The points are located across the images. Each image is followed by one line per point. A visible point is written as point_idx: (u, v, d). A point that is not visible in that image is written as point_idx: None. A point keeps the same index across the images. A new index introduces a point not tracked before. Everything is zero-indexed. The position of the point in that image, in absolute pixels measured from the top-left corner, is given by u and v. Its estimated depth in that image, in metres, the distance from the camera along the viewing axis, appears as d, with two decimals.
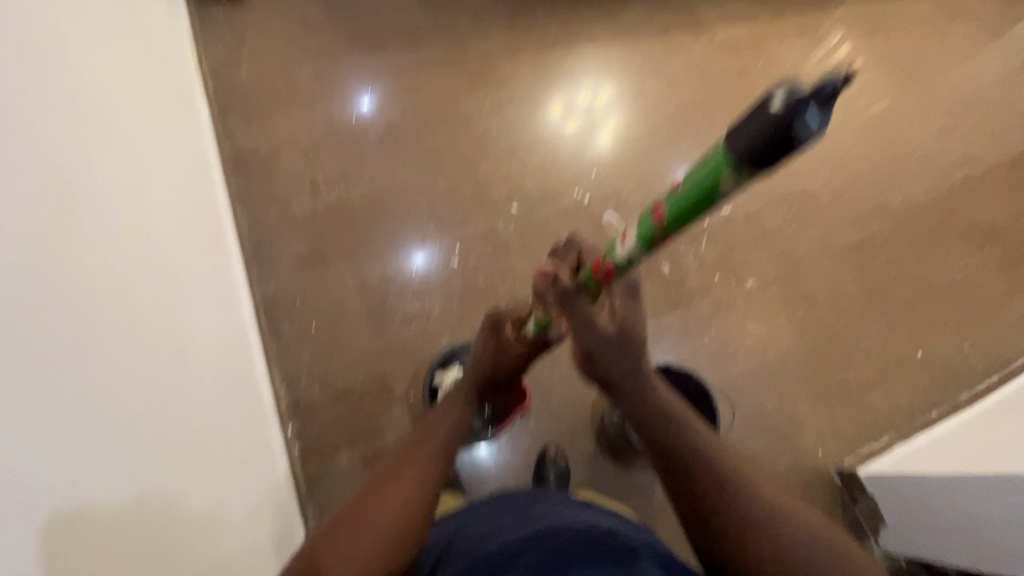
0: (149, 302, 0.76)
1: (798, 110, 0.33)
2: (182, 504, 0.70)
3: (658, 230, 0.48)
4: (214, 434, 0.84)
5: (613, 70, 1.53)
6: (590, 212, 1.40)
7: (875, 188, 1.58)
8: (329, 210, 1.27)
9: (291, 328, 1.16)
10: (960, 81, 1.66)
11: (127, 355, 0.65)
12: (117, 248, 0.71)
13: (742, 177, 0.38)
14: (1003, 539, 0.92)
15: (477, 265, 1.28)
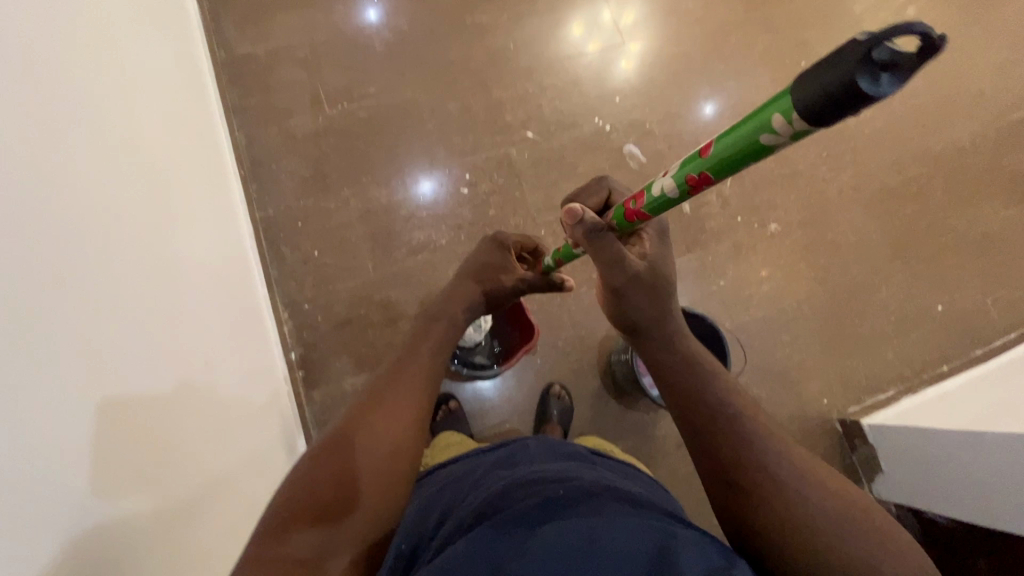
0: (138, 213, 0.69)
1: (862, 63, 0.28)
2: (183, 427, 0.68)
3: (695, 173, 0.45)
4: (215, 355, 0.81)
5: None
6: (610, 142, 1.31)
7: (916, 132, 1.47)
8: (332, 128, 1.18)
9: (293, 251, 1.11)
10: (1011, 19, 1.55)
11: (116, 268, 0.60)
12: (100, 150, 0.64)
13: (789, 125, 0.34)
14: (1003, 496, 0.93)
15: (488, 195, 1.22)
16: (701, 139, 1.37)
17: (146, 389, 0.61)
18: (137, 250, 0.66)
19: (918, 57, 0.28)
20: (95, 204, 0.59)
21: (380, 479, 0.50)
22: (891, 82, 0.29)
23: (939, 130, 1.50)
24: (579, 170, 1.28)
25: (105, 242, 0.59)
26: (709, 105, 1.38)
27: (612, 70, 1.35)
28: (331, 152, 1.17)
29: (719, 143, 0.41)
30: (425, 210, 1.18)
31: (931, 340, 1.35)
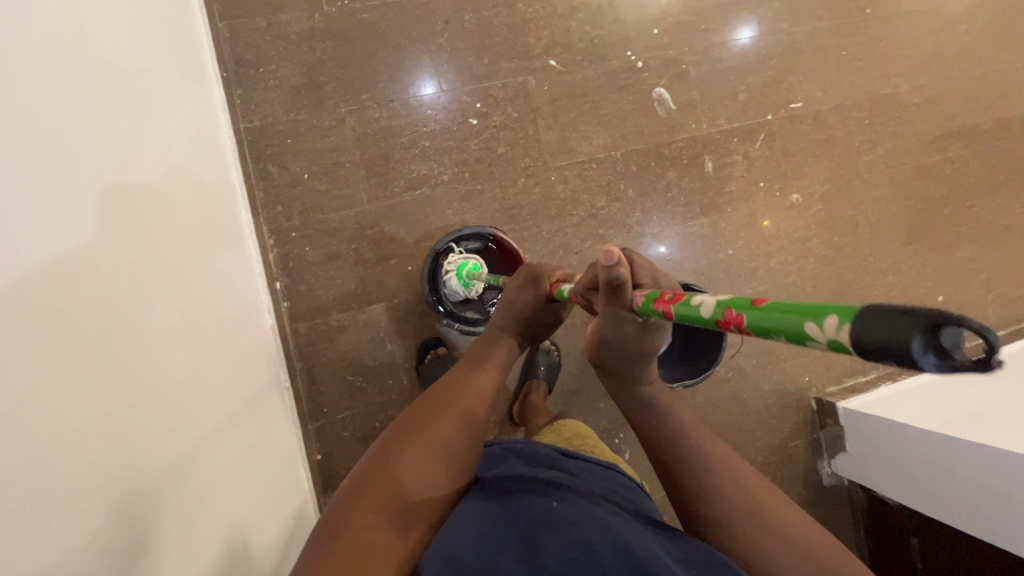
0: (96, 123, 0.62)
1: (941, 321, 0.24)
2: (162, 364, 0.66)
3: (730, 310, 0.39)
4: (191, 287, 0.76)
5: None
6: (641, 80, 1.18)
7: (960, 110, 1.39)
8: (329, 28, 1.03)
9: (280, 171, 1.02)
10: None
11: (53, 190, 0.53)
12: (30, 38, 0.53)
13: (837, 335, 0.30)
14: (975, 505, 0.97)
15: (498, 127, 1.10)
16: (738, 90, 1.24)
17: (106, 330, 0.56)
18: (85, 171, 0.58)
19: (974, 362, 0.24)
20: (25, 111, 0.50)
21: (436, 465, 0.57)
22: (933, 364, 0.24)
23: (986, 110, 1.40)
24: (601, 111, 1.16)
25: (39, 159, 0.51)
26: (745, 31, 1.24)
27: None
28: (326, 59, 1.03)
29: (770, 302, 0.36)
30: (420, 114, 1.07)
31: None
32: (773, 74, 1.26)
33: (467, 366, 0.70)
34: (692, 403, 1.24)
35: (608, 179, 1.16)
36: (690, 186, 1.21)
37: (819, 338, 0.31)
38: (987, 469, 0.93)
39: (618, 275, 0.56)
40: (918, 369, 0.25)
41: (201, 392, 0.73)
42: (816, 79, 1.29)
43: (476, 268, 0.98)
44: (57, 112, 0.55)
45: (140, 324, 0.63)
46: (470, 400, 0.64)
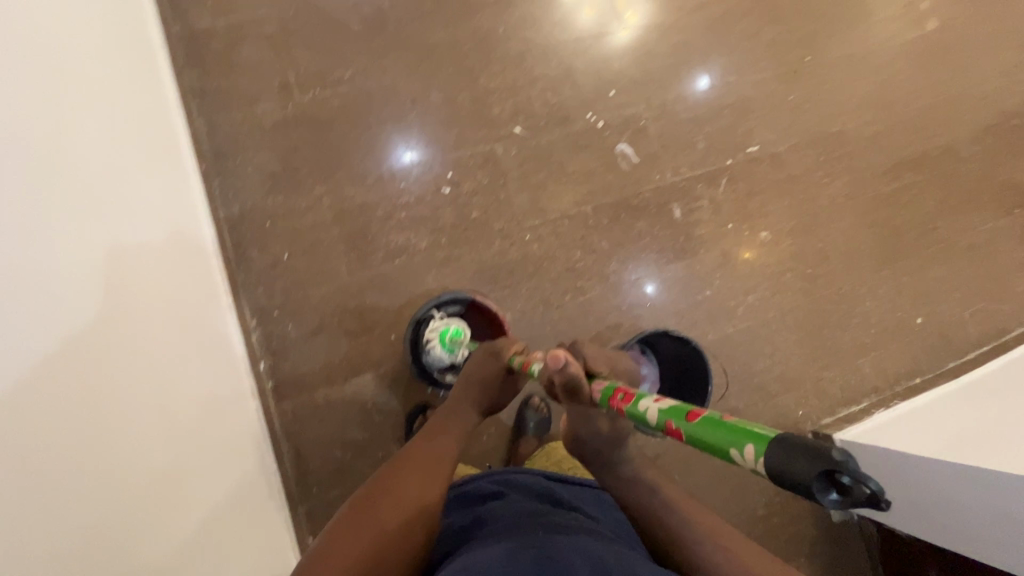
0: (76, 226, 0.64)
1: (832, 471, 0.32)
2: (144, 457, 0.66)
3: (677, 424, 0.47)
4: (175, 375, 0.78)
5: None
6: (603, 138, 1.24)
7: (908, 140, 1.47)
8: (303, 115, 1.09)
9: (260, 254, 1.04)
10: (993, 32, 1.58)
11: (40, 299, 0.55)
12: (18, 154, 0.56)
13: (757, 465, 0.37)
14: (979, 533, 0.95)
15: (471, 194, 1.15)
16: (697, 139, 1.30)
17: (84, 430, 0.57)
18: (66, 274, 0.60)
19: (861, 499, 0.32)
20: (11, 223, 0.53)
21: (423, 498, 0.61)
22: (834, 501, 0.33)
23: (932, 138, 1.49)
24: (568, 170, 1.21)
25: (28, 269, 0.54)
26: (702, 81, 1.33)
27: (606, 40, 1.29)
28: (301, 144, 1.08)
29: (702, 420, 0.45)
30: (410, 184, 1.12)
31: (908, 353, 1.36)
32: (727, 122, 1.33)
33: (428, 433, 0.72)
34: (689, 447, 1.23)
35: (581, 233, 1.20)
36: (661, 232, 1.25)
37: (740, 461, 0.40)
38: (972, 494, 0.93)
39: (570, 375, 0.64)
40: (823, 503, 0.34)
41: (185, 480, 0.73)
42: (769, 123, 1.36)
43: (458, 331, 1.00)
44: (45, 225, 0.59)
45: (119, 416, 0.63)
46: (435, 464, 0.66)
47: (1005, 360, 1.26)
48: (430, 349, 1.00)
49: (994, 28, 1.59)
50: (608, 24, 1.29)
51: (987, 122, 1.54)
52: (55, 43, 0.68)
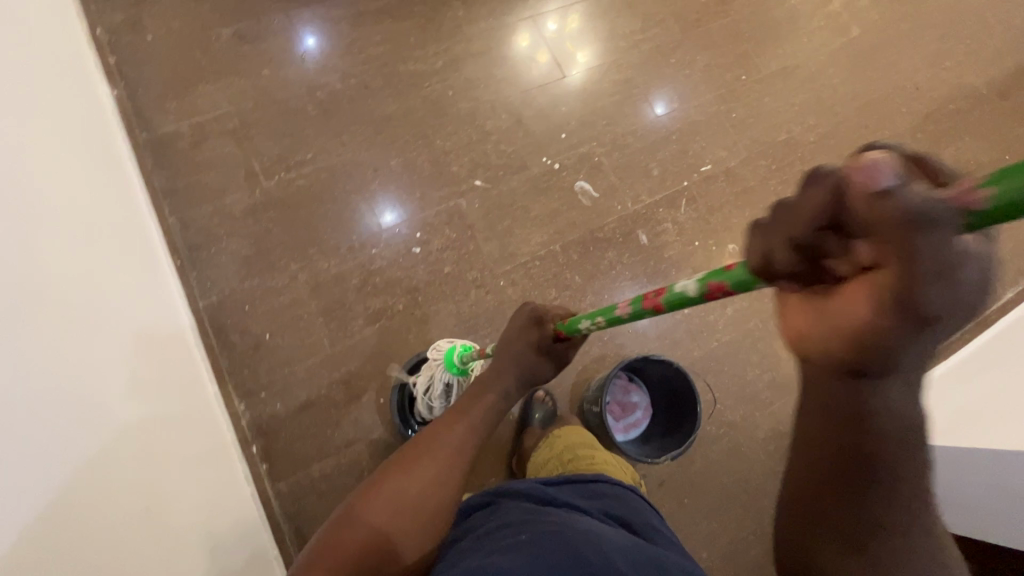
0: (44, 337, 0.66)
1: None
2: (122, 562, 0.65)
3: None
4: (160, 450, 0.81)
5: (576, 20, 1.42)
6: (562, 179, 1.30)
7: (853, 138, 1.53)
8: (271, 199, 1.13)
9: (241, 337, 1.06)
10: (912, 29, 1.69)
11: (6, 417, 0.56)
12: None
13: None
14: (998, 515, 0.96)
15: (441, 250, 1.18)
16: (651, 166, 1.36)
17: (64, 516, 0.59)
18: (37, 387, 0.62)
19: None
20: None
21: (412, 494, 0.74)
22: None
23: (875, 133, 1.56)
24: (532, 213, 1.25)
25: None
26: (658, 106, 1.41)
27: (564, 79, 1.37)
28: (272, 226, 1.12)
29: None
30: (390, 240, 1.16)
31: None
32: (677, 146, 1.39)
33: (443, 427, 0.83)
34: (695, 468, 1.21)
35: (554, 272, 1.23)
36: (632, 260, 1.28)
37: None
38: (978, 474, 0.95)
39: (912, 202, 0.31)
40: None
41: (172, 553, 0.75)
42: (718, 142, 1.43)
43: (467, 346, 0.99)
44: (17, 335, 0.61)
45: (93, 527, 0.63)
46: (447, 457, 0.79)
47: (987, 335, 1.28)
48: (437, 363, 0.99)
49: (911, 24, 1.69)
50: (562, 66, 1.38)
51: (924, 111, 1.62)
52: (19, 166, 0.72)
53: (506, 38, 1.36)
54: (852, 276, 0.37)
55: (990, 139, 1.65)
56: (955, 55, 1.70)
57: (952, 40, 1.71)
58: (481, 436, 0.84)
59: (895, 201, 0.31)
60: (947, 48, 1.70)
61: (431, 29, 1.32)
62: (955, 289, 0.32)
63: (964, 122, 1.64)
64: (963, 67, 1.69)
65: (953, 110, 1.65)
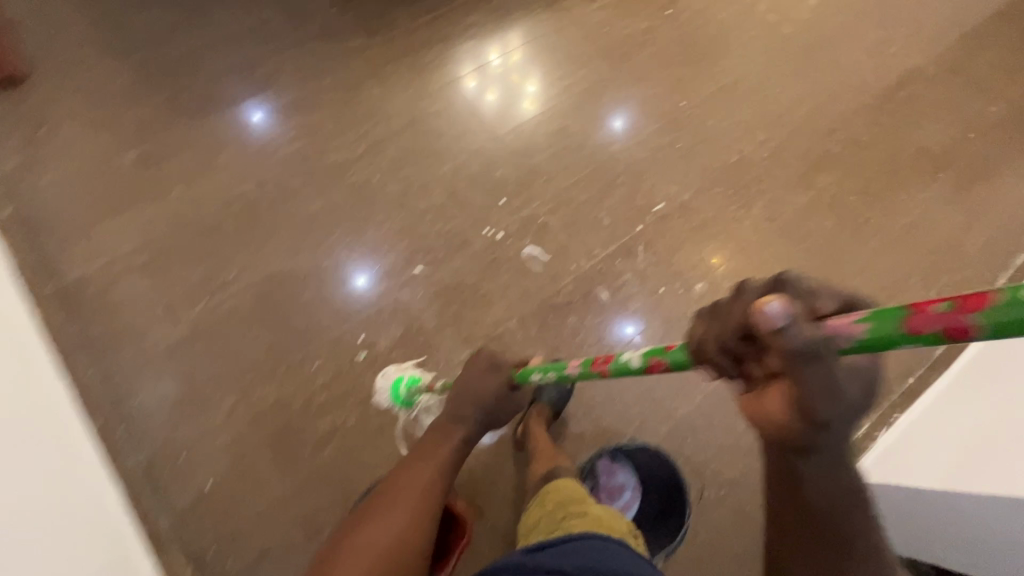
0: None
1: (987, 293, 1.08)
2: None
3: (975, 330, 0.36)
4: None
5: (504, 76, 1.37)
6: (507, 248, 1.22)
7: (809, 145, 1.46)
8: (196, 332, 1.05)
9: (181, 492, 0.97)
10: (846, 22, 1.64)
11: None
12: None
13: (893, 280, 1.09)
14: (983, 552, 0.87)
15: (388, 351, 1.10)
16: (600, 217, 1.28)
17: None
18: None
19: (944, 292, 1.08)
20: None
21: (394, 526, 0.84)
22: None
23: (830, 136, 1.49)
24: (482, 292, 1.17)
25: None
26: (617, 119, 1.39)
27: (516, 110, 1.35)
28: (200, 362, 1.04)
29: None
30: (337, 340, 1.09)
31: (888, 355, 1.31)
32: (625, 190, 1.32)
33: (409, 472, 0.90)
34: (701, 539, 1.10)
35: (514, 352, 1.15)
36: (596, 322, 1.20)
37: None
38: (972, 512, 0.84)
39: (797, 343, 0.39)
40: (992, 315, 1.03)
41: None
42: (667, 177, 1.36)
43: (415, 379, 1.08)
44: None
45: None
46: (413, 500, 0.87)
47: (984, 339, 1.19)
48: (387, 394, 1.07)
49: (845, 18, 1.64)
50: (509, 110, 1.34)
51: (876, 104, 1.56)
52: None
53: (445, 89, 1.33)
54: (765, 378, 0.45)
55: (950, 119, 1.59)
56: (897, 41, 1.65)
57: (890, 27, 1.67)
58: (447, 479, 0.92)
59: (786, 339, 0.39)
60: (886, 35, 1.65)
61: (347, 115, 1.26)
62: (837, 401, 0.41)
63: (920, 108, 1.58)
64: (907, 52, 1.64)
65: (905, 98, 1.59)
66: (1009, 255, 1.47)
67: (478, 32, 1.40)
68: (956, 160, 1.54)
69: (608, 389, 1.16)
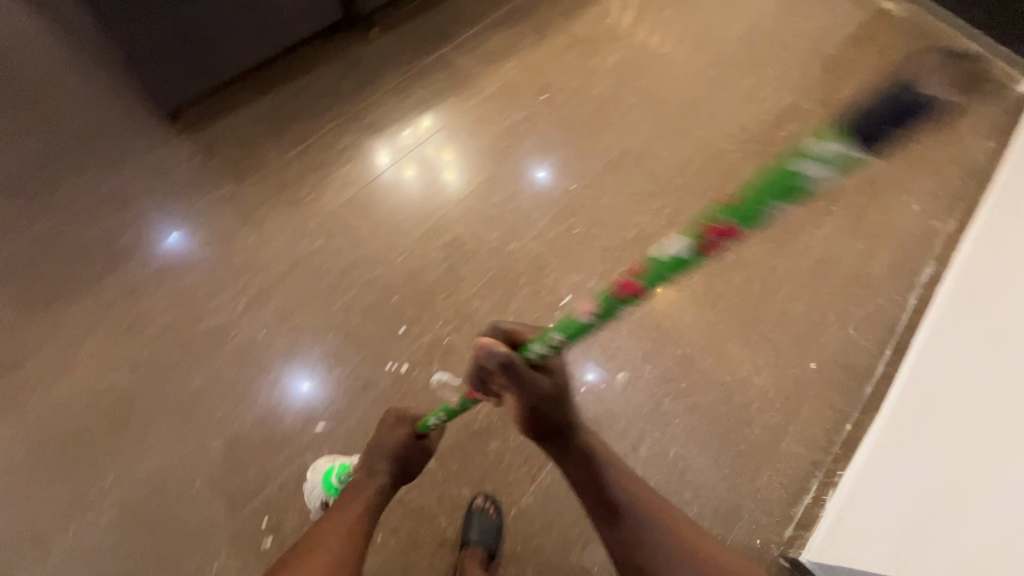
0: None
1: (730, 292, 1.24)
2: None
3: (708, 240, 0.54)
4: None
5: (416, 162, 1.39)
6: (414, 380, 1.16)
7: (704, 202, 1.48)
8: (73, 557, 0.97)
9: None
10: (717, 75, 1.70)
11: None
12: None
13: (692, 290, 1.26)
14: None
15: (295, 527, 1.01)
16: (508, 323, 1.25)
17: None
18: None
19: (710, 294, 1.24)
20: None
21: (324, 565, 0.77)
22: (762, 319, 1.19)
23: (722, 190, 1.51)
24: None
25: None
26: (540, 168, 1.44)
27: (441, 183, 1.38)
28: None
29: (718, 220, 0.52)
30: (237, 528, 1.01)
31: (821, 405, 1.29)
32: (528, 288, 1.29)
33: (334, 517, 0.85)
34: None
35: (438, 493, 1.09)
36: (520, 440, 1.13)
37: (763, 219, 0.51)
38: None
39: (501, 352, 0.71)
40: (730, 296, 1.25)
41: None
42: (570, 265, 1.34)
43: (347, 465, 0.99)
44: None
45: None
46: (343, 541, 0.81)
47: (898, 392, 1.28)
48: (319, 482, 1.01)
49: (716, 71, 1.71)
50: (437, 182, 1.38)
51: (760, 148, 1.60)
52: None
53: (327, 220, 1.29)
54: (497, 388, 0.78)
55: None
56: (768, 84, 1.72)
57: (759, 72, 1.74)
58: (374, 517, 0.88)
59: (497, 352, 0.71)
60: (756, 80, 1.72)
61: (226, 271, 1.20)
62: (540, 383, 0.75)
63: (801, 144, 1.64)
64: (779, 93, 1.71)
65: (787, 137, 1.64)
66: (913, 273, 1.50)
67: (356, 153, 1.37)
68: (846, 189, 1.59)
69: (546, 513, 1.08)
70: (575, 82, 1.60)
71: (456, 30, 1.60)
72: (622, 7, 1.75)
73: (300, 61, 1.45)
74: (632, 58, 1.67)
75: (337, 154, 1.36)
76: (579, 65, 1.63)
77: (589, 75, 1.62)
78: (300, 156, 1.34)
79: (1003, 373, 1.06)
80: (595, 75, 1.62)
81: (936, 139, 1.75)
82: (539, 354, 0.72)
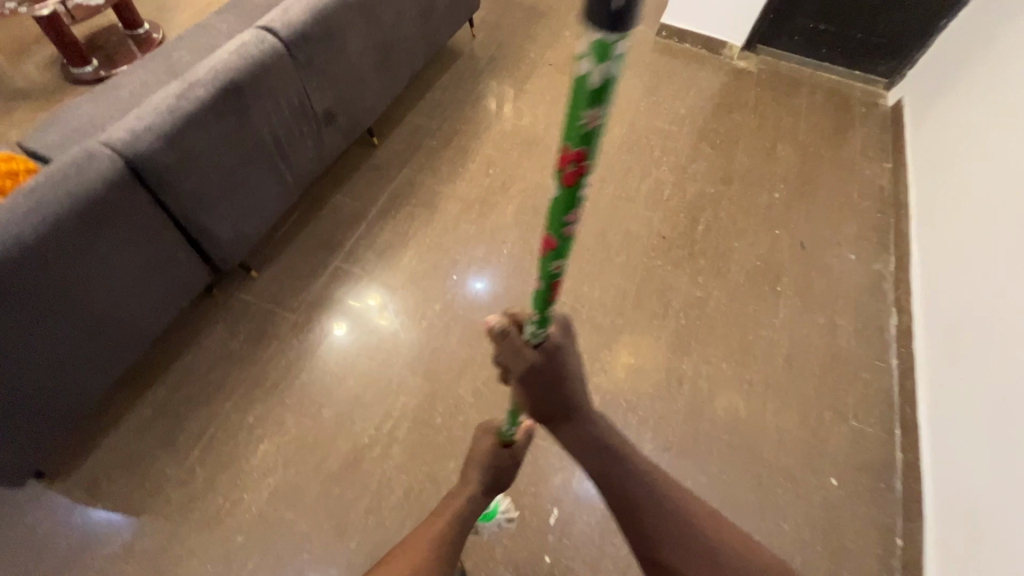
0: None
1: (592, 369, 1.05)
2: None
3: (571, 179, 0.41)
4: None
5: (347, 376, 1.27)
6: None
7: (655, 334, 1.38)
8: None
9: None
10: (616, 190, 1.66)
11: None
12: None
13: None
14: None
15: None
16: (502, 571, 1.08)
17: None
18: None
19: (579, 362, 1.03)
20: None
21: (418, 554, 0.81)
22: None
23: (667, 312, 1.42)
24: None
25: None
26: (487, 319, 1.38)
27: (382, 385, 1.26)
28: None
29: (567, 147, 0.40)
30: None
31: (862, 528, 1.15)
32: (511, 513, 1.14)
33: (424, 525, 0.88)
34: None
35: None
36: None
37: (596, 124, 0.37)
38: None
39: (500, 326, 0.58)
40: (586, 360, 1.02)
41: None
42: (545, 466, 1.20)
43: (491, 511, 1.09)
44: None
45: None
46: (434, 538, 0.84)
47: (930, 483, 1.15)
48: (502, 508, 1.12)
49: (613, 186, 1.67)
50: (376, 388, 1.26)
51: (686, 251, 1.55)
52: None
53: (255, 523, 1.08)
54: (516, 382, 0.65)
55: (752, 228, 1.62)
56: (665, 182, 1.70)
57: (654, 173, 1.72)
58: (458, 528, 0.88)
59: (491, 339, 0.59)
60: (653, 182, 1.70)
61: None
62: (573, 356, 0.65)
63: (721, 233, 1.60)
64: (679, 188, 1.69)
65: (705, 230, 1.60)
66: (881, 329, 1.44)
67: (270, 424, 1.19)
68: (779, 263, 1.55)
69: None
70: (481, 248, 1.51)
71: (342, 236, 1.49)
72: (501, 154, 1.72)
73: (177, 338, 1.28)
74: (529, 203, 1.61)
75: (248, 432, 1.18)
76: (478, 229, 1.54)
77: (492, 235, 1.53)
78: (205, 453, 1.15)
79: (1001, 439, 1.01)
80: (499, 233, 1.54)
81: (837, 181, 1.78)
82: (534, 337, 0.59)
